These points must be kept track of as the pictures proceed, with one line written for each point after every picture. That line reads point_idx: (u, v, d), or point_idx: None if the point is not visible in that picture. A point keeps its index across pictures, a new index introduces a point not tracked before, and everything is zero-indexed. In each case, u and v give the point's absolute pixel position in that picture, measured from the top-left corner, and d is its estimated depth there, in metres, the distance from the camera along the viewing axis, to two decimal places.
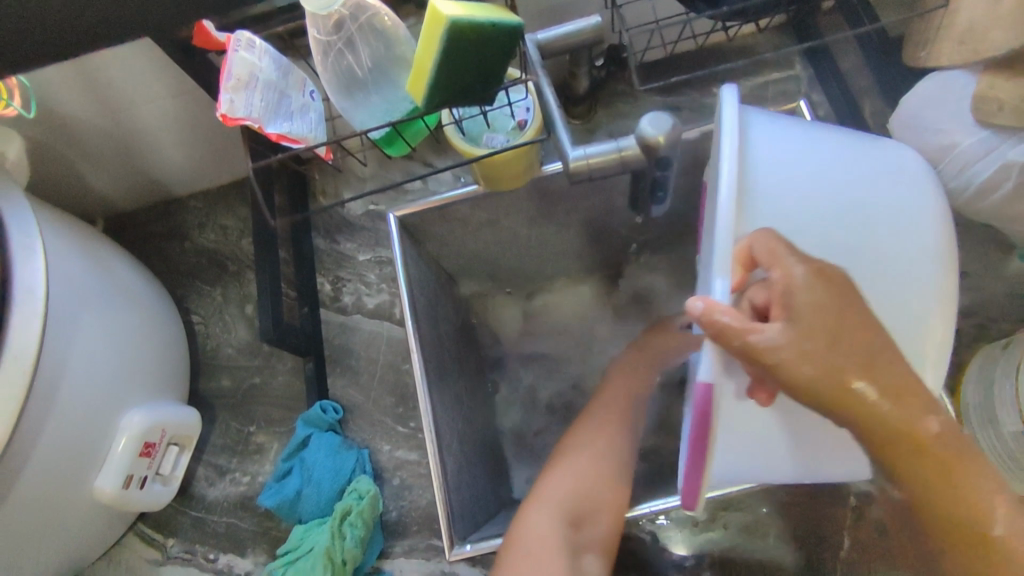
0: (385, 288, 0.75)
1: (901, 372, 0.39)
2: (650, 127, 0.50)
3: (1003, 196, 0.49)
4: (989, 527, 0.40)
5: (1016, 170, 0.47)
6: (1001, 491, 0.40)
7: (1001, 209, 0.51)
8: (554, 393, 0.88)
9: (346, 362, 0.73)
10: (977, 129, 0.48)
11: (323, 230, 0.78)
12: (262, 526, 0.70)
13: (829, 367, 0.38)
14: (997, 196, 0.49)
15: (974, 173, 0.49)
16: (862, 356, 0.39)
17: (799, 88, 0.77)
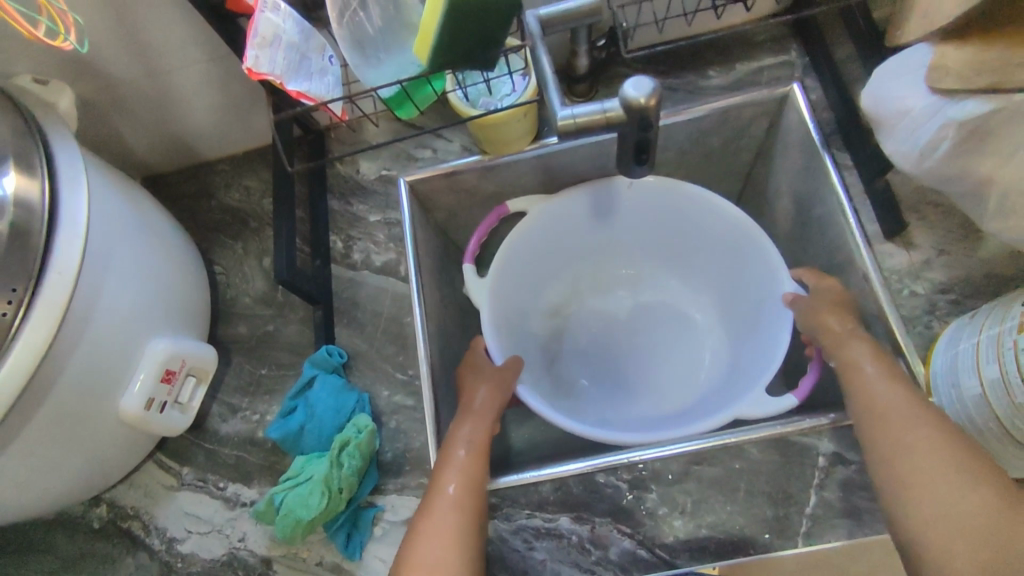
0: (392, 248, 0.81)
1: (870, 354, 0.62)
2: (633, 91, 0.54)
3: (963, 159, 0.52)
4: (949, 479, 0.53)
5: (953, 130, 0.50)
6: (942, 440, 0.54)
7: (944, 175, 0.53)
8: None
9: (352, 314, 0.79)
10: (925, 93, 0.51)
11: (338, 193, 0.84)
12: (268, 459, 0.75)
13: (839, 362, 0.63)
14: (937, 156, 0.52)
15: (919, 136, 0.53)
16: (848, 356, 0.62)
17: (793, 74, 0.81)
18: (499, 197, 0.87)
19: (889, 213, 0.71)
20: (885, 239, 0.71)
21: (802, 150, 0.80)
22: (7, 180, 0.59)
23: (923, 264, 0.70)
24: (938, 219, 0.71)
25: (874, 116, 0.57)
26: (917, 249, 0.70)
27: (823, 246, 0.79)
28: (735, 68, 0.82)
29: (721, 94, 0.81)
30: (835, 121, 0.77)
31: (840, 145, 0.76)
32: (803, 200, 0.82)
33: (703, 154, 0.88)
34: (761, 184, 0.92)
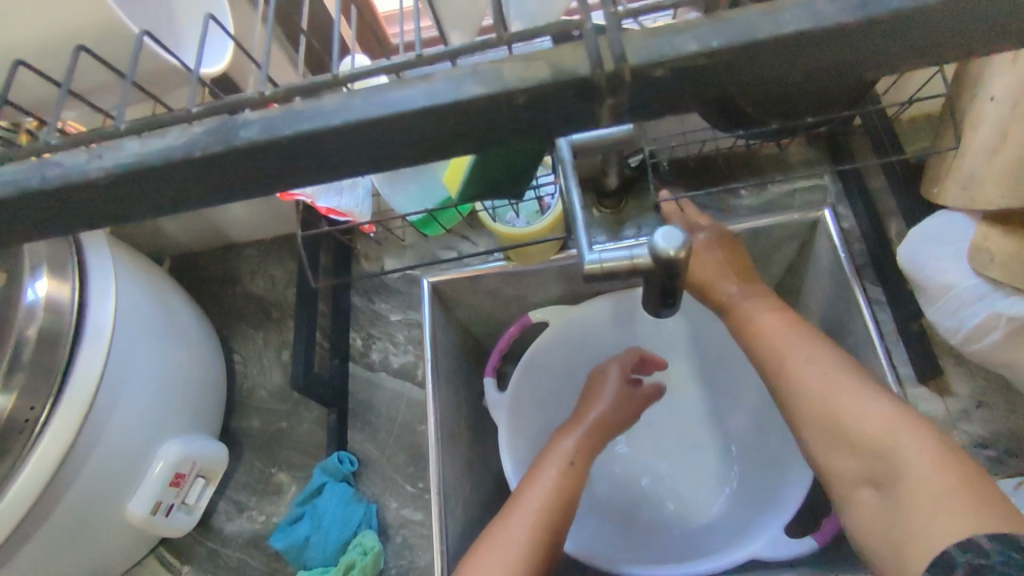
0: (411, 350, 0.81)
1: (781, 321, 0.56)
2: (662, 241, 0.53)
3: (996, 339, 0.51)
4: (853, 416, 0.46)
5: (1004, 320, 0.49)
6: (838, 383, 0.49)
7: (991, 353, 0.52)
8: None
9: (366, 418, 0.78)
10: (970, 274, 0.51)
11: (361, 290, 0.84)
12: (270, 565, 0.74)
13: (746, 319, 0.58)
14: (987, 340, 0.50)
15: (965, 317, 0.51)
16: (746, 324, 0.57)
17: (826, 199, 0.81)
18: (520, 300, 0.87)
19: (924, 357, 0.69)
20: (918, 383, 0.69)
21: (832, 277, 0.78)
22: (39, 284, 0.59)
23: (960, 414, 0.67)
24: (976, 367, 0.68)
25: (911, 277, 0.55)
26: (953, 397, 0.68)
27: None
28: (766, 189, 0.82)
29: (751, 215, 0.81)
30: (868, 252, 0.76)
31: (872, 277, 0.75)
32: (832, 326, 0.80)
33: None
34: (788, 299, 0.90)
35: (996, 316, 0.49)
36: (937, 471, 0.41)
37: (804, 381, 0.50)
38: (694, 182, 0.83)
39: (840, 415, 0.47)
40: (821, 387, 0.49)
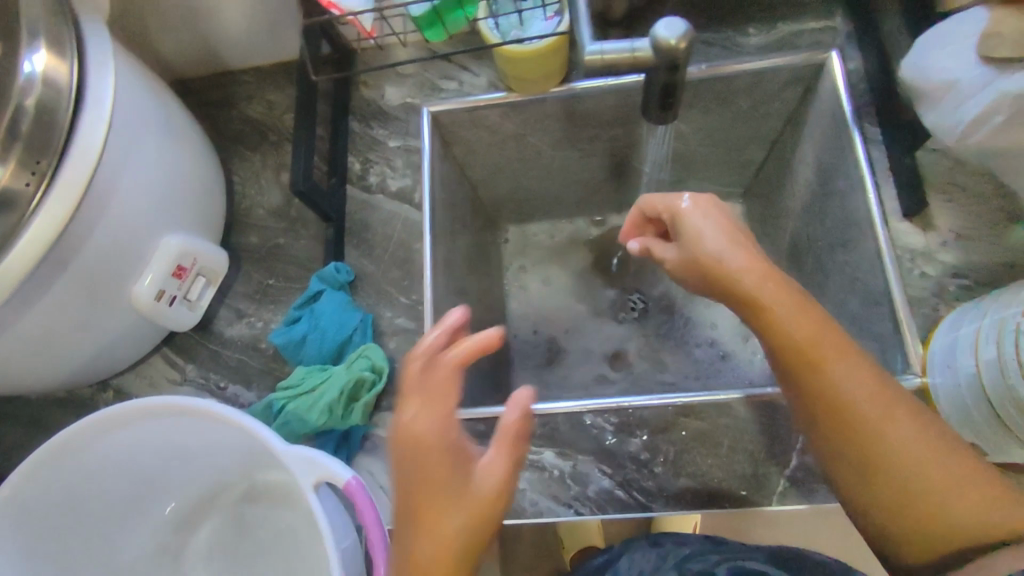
0: (409, 175, 0.82)
1: (806, 322, 0.52)
2: (663, 32, 0.54)
3: (988, 131, 0.55)
4: (929, 501, 0.51)
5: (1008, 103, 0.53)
6: (937, 461, 0.51)
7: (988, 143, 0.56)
8: (537, 312, 1.05)
9: (362, 236, 0.80)
10: (972, 66, 0.55)
11: (360, 116, 0.86)
12: (267, 366, 0.76)
13: (765, 288, 0.53)
14: (982, 130, 0.56)
15: (966, 110, 0.56)
16: (779, 311, 0.53)
17: (836, 40, 0.81)
18: (518, 138, 0.91)
19: (912, 189, 0.71)
20: (903, 218, 0.71)
21: (831, 120, 0.79)
22: (37, 58, 0.57)
23: (939, 246, 0.69)
24: (962, 204, 0.70)
25: (912, 84, 0.60)
26: (935, 230, 0.70)
27: (837, 219, 0.79)
28: (776, 28, 0.82)
29: (759, 54, 0.81)
30: (868, 94, 0.77)
31: (872, 119, 0.76)
32: (825, 173, 0.81)
33: (731, 116, 0.88)
34: (784, 154, 0.93)
35: (998, 96, 0.53)
36: (996, 504, 0.51)
37: (889, 439, 0.51)
38: (704, 19, 0.84)
39: (909, 489, 0.51)
40: (904, 451, 0.51)
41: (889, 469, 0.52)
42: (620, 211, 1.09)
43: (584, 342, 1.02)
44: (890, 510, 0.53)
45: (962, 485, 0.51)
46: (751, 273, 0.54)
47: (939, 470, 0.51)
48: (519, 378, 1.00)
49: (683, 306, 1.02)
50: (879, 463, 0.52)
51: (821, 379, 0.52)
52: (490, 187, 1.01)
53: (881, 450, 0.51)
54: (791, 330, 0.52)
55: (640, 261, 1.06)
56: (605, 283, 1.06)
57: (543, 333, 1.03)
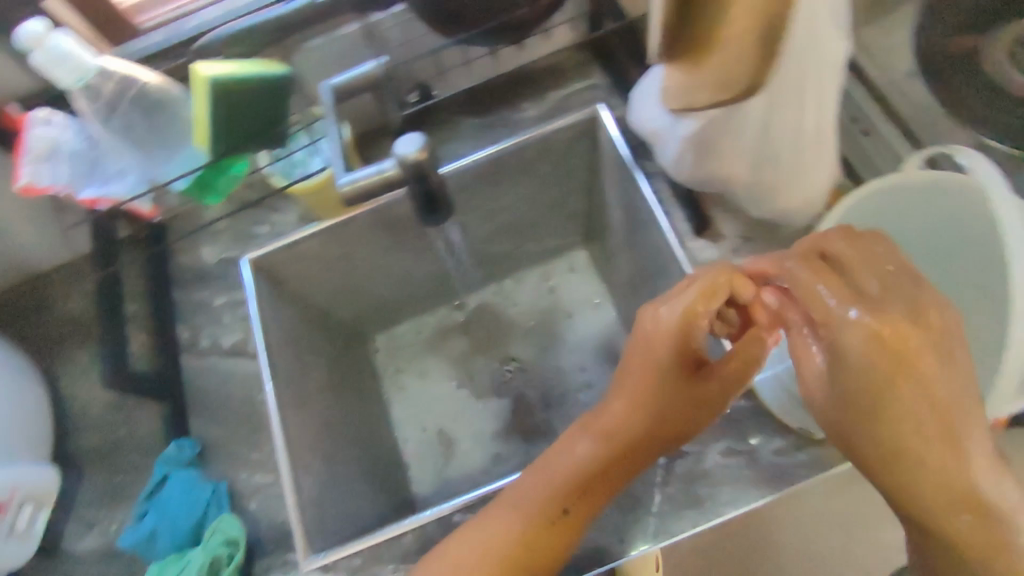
0: (239, 327, 0.82)
1: (878, 270, 0.50)
2: (404, 149, 0.58)
3: (690, 164, 0.60)
4: (955, 437, 0.47)
5: (691, 141, 0.57)
6: (968, 408, 0.47)
7: (709, 174, 0.60)
8: (422, 411, 1.05)
9: (203, 402, 0.78)
10: (660, 116, 0.60)
11: (180, 283, 0.85)
12: (129, 569, 0.71)
13: (863, 272, 0.50)
14: (688, 164, 0.60)
15: (670, 151, 0.60)
16: (806, 287, 0.50)
17: (599, 95, 0.89)
18: (348, 256, 0.92)
19: (694, 211, 0.77)
20: (695, 236, 0.77)
21: (616, 166, 0.86)
22: None
23: (731, 253, 0.76)
24: (740, 212, 0.77)
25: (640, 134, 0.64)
26: (724, 240, 0.76)
27: (649, 251, 0.84)
28: (546, 99, 0.90)
29: (537, 125, 0.87)
30: (636, 137, 0.85)
31: (647, 157, 0.83)
32: (628, 213, 0.87)
33: (537, 182, 0.94)
34: (597, 201, 0.99)
35: (682, 138, 0.58)
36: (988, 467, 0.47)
37: (903, 387, 0.47)
38: (482, 106, 0.90)
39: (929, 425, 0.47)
40: (910, 393, 0.47)
41: (938, 399, 0.47)
42: (478, 291, 1.12)
43: (475, 428, 1.02)
44: (895, 464, 0.49)
45: (974, 424, 0.47)
46: (848, 255, 0.51)
47: (947, 394, 0.47)
48: (420, 485, 0.99)
49: (558, 363, 1.05)
50: (871, 412, 0.48)
51: (814, 301, 0.49)
52: (341, 307, 1.02)
53: (875, 378, 0.47)
54: (830, 288, 0.49)
55: (508, 333, 1.08)
56: (482, 364, 1.07)
57: (432, 431, 1.03)
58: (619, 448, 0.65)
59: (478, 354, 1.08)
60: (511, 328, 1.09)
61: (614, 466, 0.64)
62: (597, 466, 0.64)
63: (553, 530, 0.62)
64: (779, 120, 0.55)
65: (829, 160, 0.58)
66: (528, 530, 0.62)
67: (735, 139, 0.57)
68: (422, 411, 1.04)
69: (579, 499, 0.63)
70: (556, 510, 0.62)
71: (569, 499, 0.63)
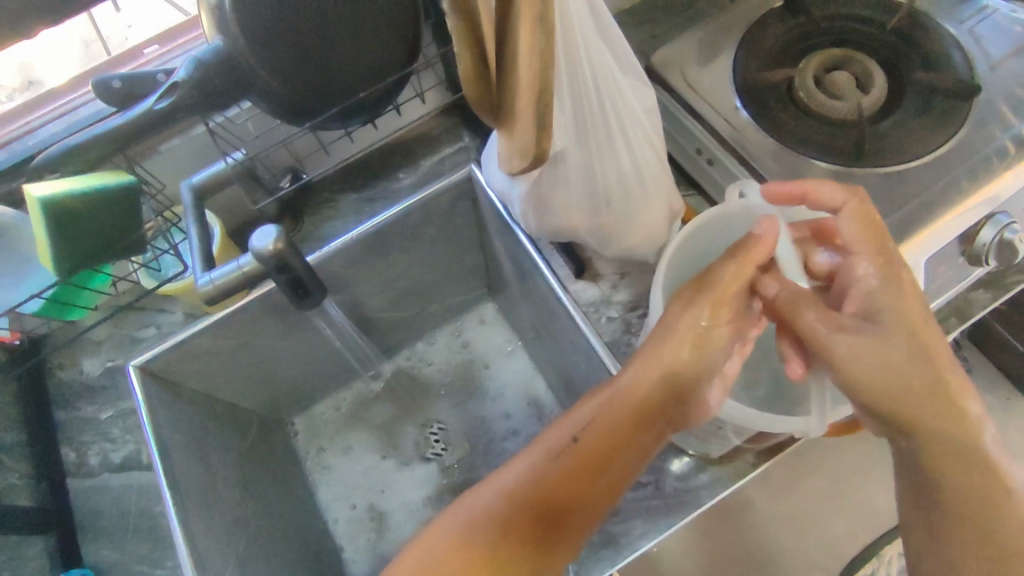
0: (130, 439, 0.79)
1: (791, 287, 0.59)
2: (258, 243, 0.58)
3: (535, 218, 0.65)
4: (918, 412, 0.54)
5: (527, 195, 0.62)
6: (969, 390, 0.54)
7: (555, 223, 0.65)
8: (348, 489, 1.02)
9: (95, 528, 0.76)
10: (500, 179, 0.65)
11: (62, 402, 0.81)
12: None
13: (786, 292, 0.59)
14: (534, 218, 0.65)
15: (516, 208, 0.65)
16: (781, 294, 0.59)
17: (471, 155, 0.92)
18: (246, 344, 0.90)
19: (571, 254, 0.80)
20: (577, 278, 0.80)
21: (496, 220, 0.89)
22: None
23: (612, 289, 0.79)
24: None
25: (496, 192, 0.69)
26: (604, 277, 0.80)
27: (539, 297, 0.87)
28: (421, 165, 0.92)
29: (415, 191, 0.90)
30: None
31: None
32: (515, 263, 0.90)
33: (427, 244, 0.95)
34: (491, 253, 1.02)
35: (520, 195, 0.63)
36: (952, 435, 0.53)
37: (860, 378, 0.54)
38: (360, 180, 0.92)
39: (922, 421, 0.54)
40: (942, 352, 0.54)
41: (875, 392, 0.54)
42: (391, 357, 1.12)
43: (403, 497, 1.00)
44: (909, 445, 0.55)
45: (949, 404, 0.53)
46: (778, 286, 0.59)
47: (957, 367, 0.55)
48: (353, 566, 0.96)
49: (479, 416, 1.05)
50: (943, 384, 0.54)
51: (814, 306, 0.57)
52: (248, 396, 0.99)
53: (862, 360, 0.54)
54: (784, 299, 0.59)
55: (426, 394, 1.08)
56: (403, 430, 1.06)
57: (361, 507, 1.00)
58: (632, 416, 0.60)
59: (399, 422, 1.07)
60: (429, 388, 1.09)
61: (636, 428, 0.60)
62: (619, 410, 0.60)
63: (555, 463, 0.60)
64: (602, 169, 0.61)
65: (660, 201, 0.64)
66: (536, 466, 0.61)
67: (570, 190, 0.62)
68: (348, 488, 1.02)
69: (592, 425, 0.61)
70: (565, 438, 0.61)
71: (578, 430, 0.61)
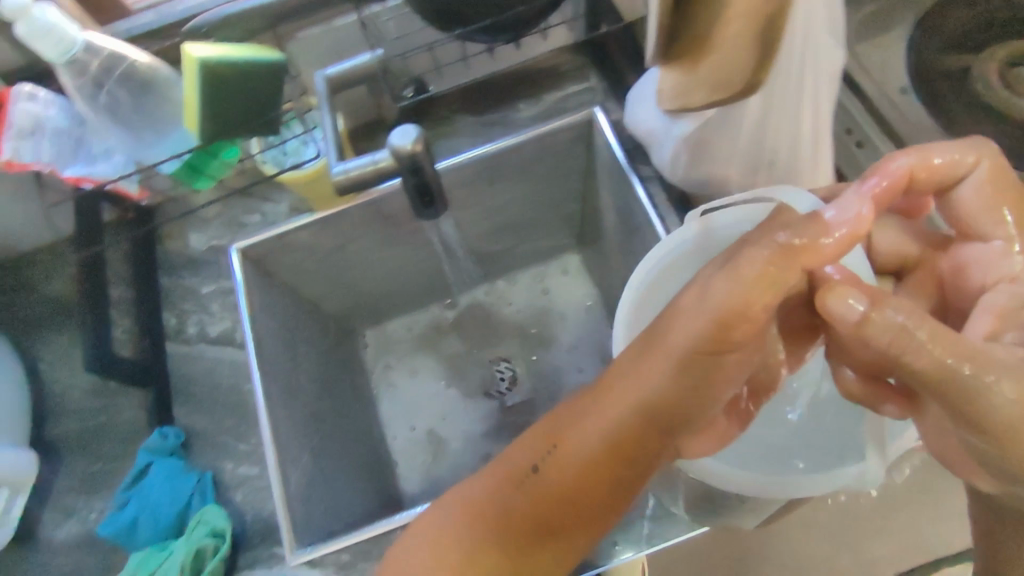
0: (227, 316, 0.81)
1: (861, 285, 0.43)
2: (398, 139, 0.58)
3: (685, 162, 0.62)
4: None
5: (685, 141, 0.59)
6: None
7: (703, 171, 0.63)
8: (411, 408, 1.04)
9: (187, 391, 0.77)
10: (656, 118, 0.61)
11: (167, 269, 0.84)
12: (109, 559, 0.70)
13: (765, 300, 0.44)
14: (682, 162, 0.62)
15: (665, 150, 0.62)
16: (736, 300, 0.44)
17: (595, 98, 0.89)
18: (341, 248, 0.91)
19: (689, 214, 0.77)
20: None
21: (611, 168, 0.86)
22: None
23: None
24: None
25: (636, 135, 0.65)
26: None
27: (643, 254, 0.84)
28: (542, 99, 0.90)
29: (533, 124, 0.87)
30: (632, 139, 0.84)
31: (643, 159, 0.83)
32: (623, 215, 0.87)
33: (533, 181, 0.93)
34: (593, 202, 0.99)
35: (678, 139, 0.59)
36: None
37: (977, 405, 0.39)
38: (478, 104, 0.90)
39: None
40: None
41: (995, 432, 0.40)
42: (469, 290, 1.12)
43: (464, 426, 1.01)
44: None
45: None
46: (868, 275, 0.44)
47: None
48: (407, 482, 0.98)
49: (550, 363, 1.05)
50: None
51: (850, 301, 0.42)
52: (332, 300, 1.00)
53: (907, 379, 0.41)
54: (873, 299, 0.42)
55: (500, 332, 1.08)
56: (472, 362, 1.06)
57: (421, 428, 1.02)
58: (598, 437, 0.48)
59: (469, 354, 1.07)
60: (503, 327, 1.08)
61: (629, 439, 0.48)
62: (602, 426, 0.48)
63: (520, 490, 0.49)
64: (774, 126, 0.58)
65: (825, 164, 0.62)
66: (492, 491, 0.50)
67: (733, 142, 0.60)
68: (411, 407, 1.04)
69: (556, 453, 0.49)
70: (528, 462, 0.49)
71: (539, 455, 0.49)
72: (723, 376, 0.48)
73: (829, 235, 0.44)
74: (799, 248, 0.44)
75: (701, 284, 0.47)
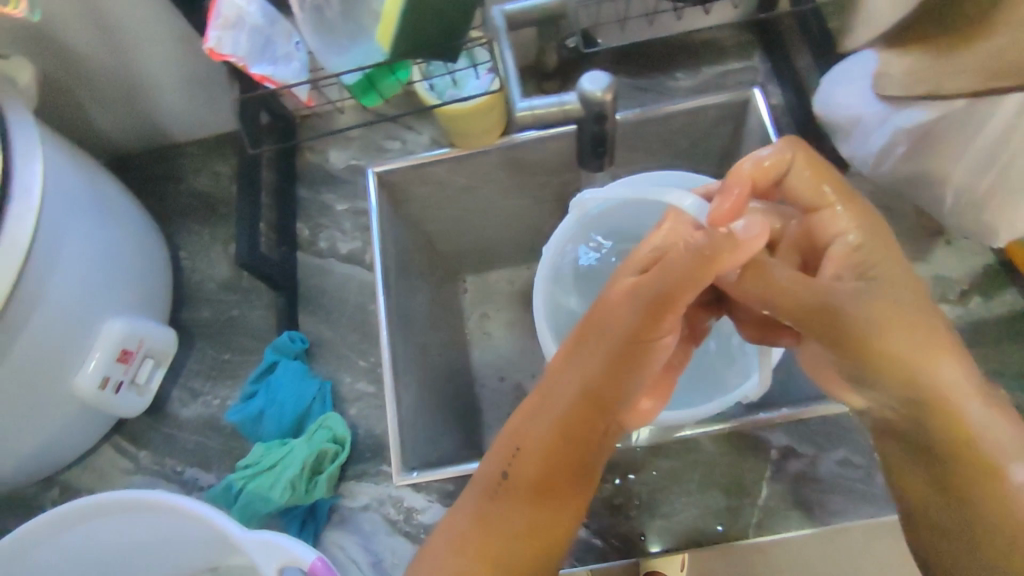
0: (359, 236, 0.83)
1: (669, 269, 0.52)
2: (589, 85, 0.56)
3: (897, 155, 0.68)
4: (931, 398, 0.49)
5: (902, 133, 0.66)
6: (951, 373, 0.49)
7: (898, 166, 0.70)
8: (503, 360, 1.05)
9: (316, 302, 0.80)
10: (870, 105, 0.67)
11: (307, 182, 0.86)
12: (228, 444, 0.74)
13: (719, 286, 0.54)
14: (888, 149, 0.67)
15: (874, 139, 0.69)
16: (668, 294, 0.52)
17: (757, 78, 0.85)
18: (470, 190, 0.91)
19: None
20: None
21: None
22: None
23: None
24: None
25: (828, 119, 0.72)
26: None
27: None
28: (701, 72, 0.87)
29: (688, 96, 0.85)
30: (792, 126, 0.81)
31: None
32: None
33: (673, 155, 0.91)
34: None
35: (894, 130, 0.66)
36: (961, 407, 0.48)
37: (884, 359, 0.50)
38: (634, 67, 0.87)
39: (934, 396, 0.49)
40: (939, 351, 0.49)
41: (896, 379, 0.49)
42: None
43: None
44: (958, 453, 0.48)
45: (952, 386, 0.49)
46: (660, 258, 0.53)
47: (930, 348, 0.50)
48: (490, 429, 0.99)
49: None
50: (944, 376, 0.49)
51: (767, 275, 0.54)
52: (446, 241, 1.01)
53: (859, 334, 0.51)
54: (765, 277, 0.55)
55: None
56: None
57: (511, 381, 1.03)
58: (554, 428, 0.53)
59: None
60: None
61: (581, 419, 0.53)
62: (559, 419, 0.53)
63: (496, 496, 0.54)
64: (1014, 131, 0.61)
65: None
66: (476, 507, 0.54)
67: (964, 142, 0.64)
68: (503, 359, 1.05)
69: (521, 454, 0.54)
70: (497, 472, 0.54)
71: (506, 460, 0.54)
72: (659, 358, 0.54)
73: (734, 247, 0.51)
74: (712, 257, 0.50)
75: (633, 286, 0.53)
